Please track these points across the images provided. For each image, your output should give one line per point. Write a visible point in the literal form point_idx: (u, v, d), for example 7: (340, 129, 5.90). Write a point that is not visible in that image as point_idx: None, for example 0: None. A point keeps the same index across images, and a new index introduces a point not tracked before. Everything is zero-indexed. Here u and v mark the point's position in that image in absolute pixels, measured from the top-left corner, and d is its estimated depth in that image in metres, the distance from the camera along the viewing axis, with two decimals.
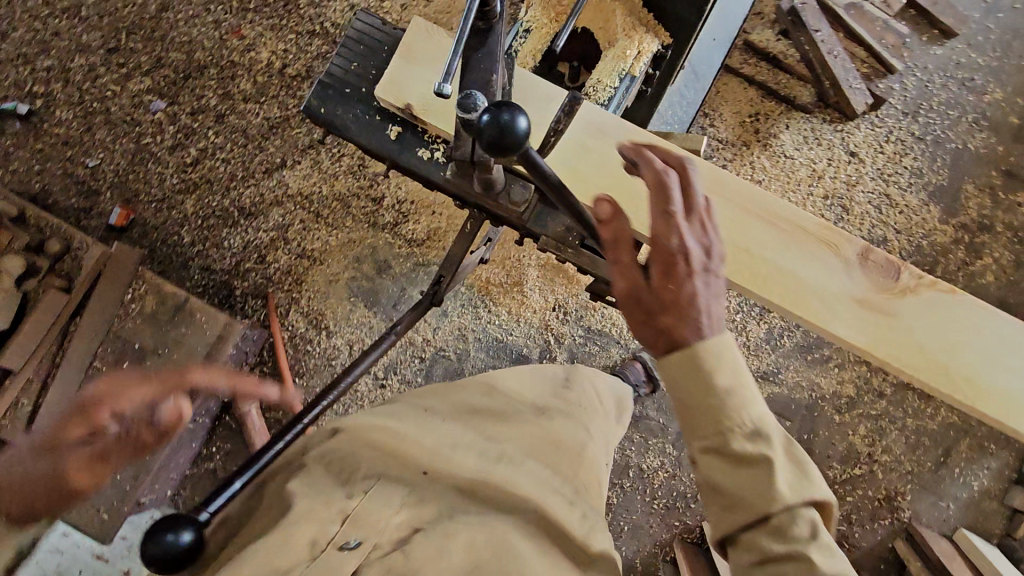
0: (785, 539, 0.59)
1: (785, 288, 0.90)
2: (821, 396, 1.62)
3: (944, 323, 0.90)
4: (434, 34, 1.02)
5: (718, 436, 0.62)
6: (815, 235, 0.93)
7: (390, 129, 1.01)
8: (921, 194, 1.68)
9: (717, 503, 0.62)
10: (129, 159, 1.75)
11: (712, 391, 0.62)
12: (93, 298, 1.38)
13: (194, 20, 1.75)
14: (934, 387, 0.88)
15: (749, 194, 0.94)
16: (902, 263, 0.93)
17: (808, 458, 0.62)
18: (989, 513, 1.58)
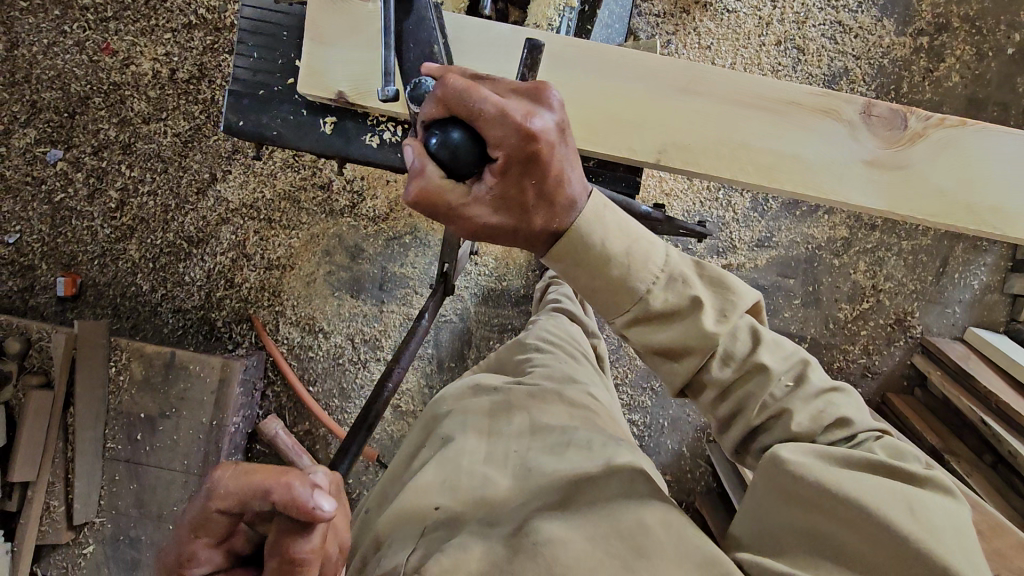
0: (734, 363, 0.69)
1: (791, 169, 1.02)
2: (818, 246, 1.63)
3: (956, 160, 1.04)
4: (338, 1, 0.95)
5: (638, 305, 0.67)
6: (817, 108, 1.04)
7: (326, 122, 1.00)
8: (872, 11, 1.60)
9: (661, 356, 0.70)
10: (50, 223, 1.59)
11: (615, 260, 0.66)
12: (78, 385, 1.31)
13: (53, 48, 1.53)
14: (947, 221, 1.03)
15: (741, 84, 1.03)
16: (907, 110, 1.04)
17: (722, 272, 0.70)
18: (993, 305, 1.64)
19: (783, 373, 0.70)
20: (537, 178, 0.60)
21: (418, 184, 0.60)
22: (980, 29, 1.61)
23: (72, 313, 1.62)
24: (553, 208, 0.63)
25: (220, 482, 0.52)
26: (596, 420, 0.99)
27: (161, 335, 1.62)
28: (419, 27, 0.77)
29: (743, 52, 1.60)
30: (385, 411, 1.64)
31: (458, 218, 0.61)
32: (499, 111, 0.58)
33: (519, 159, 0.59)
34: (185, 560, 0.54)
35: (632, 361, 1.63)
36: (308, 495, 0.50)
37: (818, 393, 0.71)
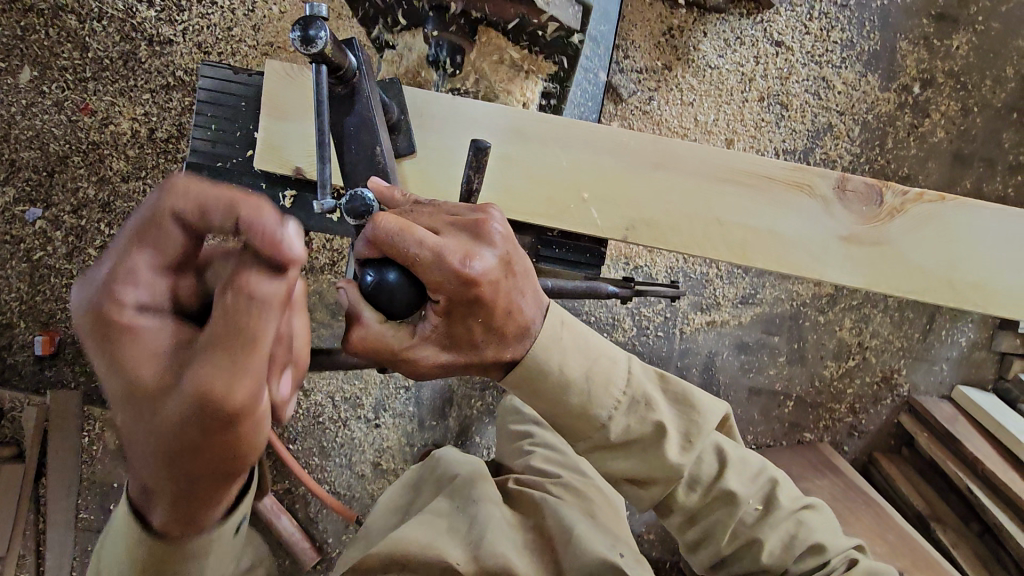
0: (699, 486, 0.78)
1: (764, 245, 1.01)
2: (802, 302, 1.61)
3: (932, 236, 1.03)
4: (295, 79, 0.97)
5: (599, 432, 0.72)
6: (789, 183, 1.03)
7: (284, 196, 0.99)
8: (856, 67, 1.59)
9: (631, 483, 0.77)
10: (29, 281, 1.58)
11: (575, 386, 0.68)
12: (51, 456, 1.30)
13: (31, 108, 1.52)
14: (924, 296, 1.03)
15: (712, 160, 1.02)
16: (883, 185, 1.04)
17: (690, 389, 0.78)
18: (981, 362, 1.62)
19: (749, 496, 0.79)
20: (480, 317, 0.60)
21: (355, 334, 0.58)
22: (966, 84, 1.60)
23: (50, 371, 1.61)
24: (505, 338, 0.63)
25: (183, 183, 0.48)
26: (596, 513, 0.98)
27: None
28: (362, 132, 0.76)
29: (725, 108, 1.59)
30: (366, 469, 1.63)
31: (403, 359, 0.60)
32: (435, 255, 0.56)
33: (461, 301, 0.58)
34: (118, 272, 0.47)
35: None
36: (273, 220, 0.44)
37: (788, 516, 0.81)
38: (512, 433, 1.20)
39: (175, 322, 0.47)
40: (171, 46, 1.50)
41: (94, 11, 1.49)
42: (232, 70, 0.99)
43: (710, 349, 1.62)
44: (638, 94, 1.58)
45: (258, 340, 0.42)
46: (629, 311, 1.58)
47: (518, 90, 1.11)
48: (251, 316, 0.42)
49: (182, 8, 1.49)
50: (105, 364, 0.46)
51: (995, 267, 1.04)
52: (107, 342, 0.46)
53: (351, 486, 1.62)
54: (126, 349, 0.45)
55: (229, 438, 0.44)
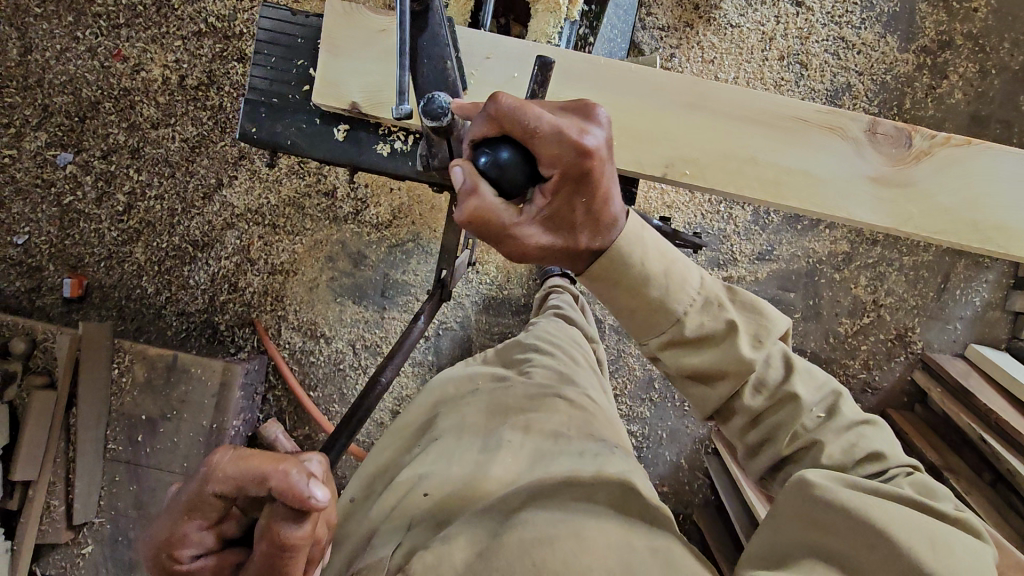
0: (766, 392, 0.74)
1: (796, 184, 1.01)
2: (819, 260, 1.63)
3: (961, 178, 1.02)
4: (354, 16, 0.97)
5: (674, 325, 0.70)
6: (820, 124, 1.02)
7: (338, 130, 0.99)
8: (876, 27, 1.61)
9: (696, 382, 0.74)
10: (58, 225, 1.61)
11: (654, 280, 0.68)
12: (81, 386, 1.33)
13: (65, 53, 1.55)
14: (955, 240, 1.01)
15: (747, 101, 1.01)
16: (913, 129, 1.03)
17: (757, 299, 0.74)
18: (994, 322, 1.64)
19: (814, 404, 0.74)
20: (587, 197, 0.61)
21: (473, 202, 0.59)
22: (984, 47, 1.62)
23: (78, 315, 1.64)
24: (602, 228, 0.64)
25: (221, 467, 0.54)
26: (593, 423, 0.97)
27: (164, 338, 1.64)
28: (433, 42, 0.76)
29: (745, 66, 1.62)
30: (384, 416, 1.65)
31: (508, 240, 0.61)
32: (553, 128, 0.58)
33: (571, 177, 0.59)
34: (177, 538, 0.57)
35: (632, 373, 1.64)
36: (303, 482, 0.52)
37: (849, 426, 0.74)
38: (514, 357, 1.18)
39: (218, 553, 0.58)
40: None
41: None
42: (289, 11, 1.00)
43: None
44: (660, 50, 1.61)
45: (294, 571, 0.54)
46: None
47: None
48: (287, 557, 0.53)
49: None
50: None
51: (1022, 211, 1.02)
52: None
53: (370, 433, 1.65)
54: None
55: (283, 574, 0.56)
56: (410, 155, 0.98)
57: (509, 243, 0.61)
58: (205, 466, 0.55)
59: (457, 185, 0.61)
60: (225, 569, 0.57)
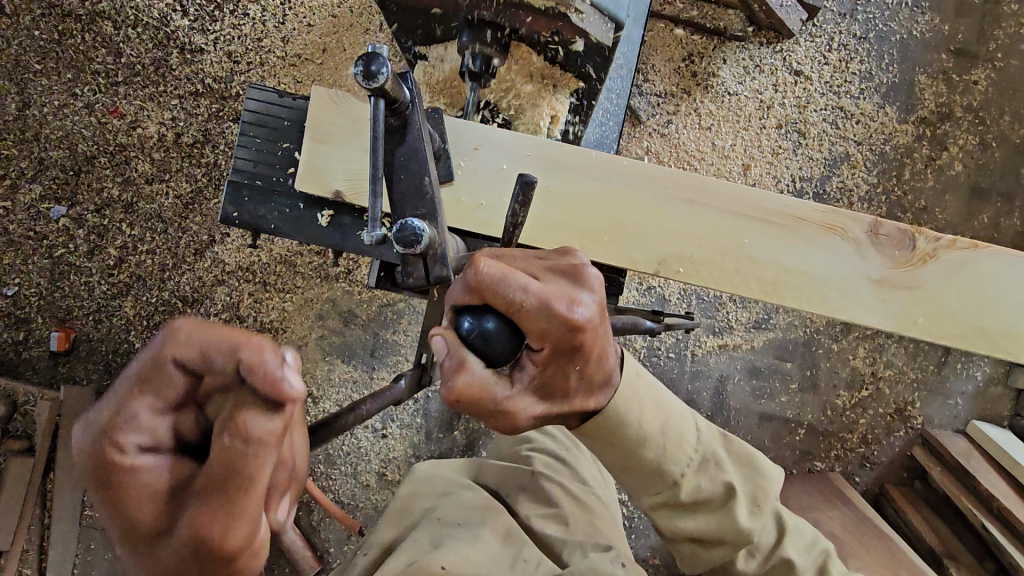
0: (759, 558, 0.83)
1: (796, 286, 0.96)
2: (816, 330, 1.61)
3: (967, 283, 0.97)
4: (342, 104, 0.96)
5: (672, 492, 0.75)
6: (822, 223, 0.97)
7: (322, 215, 0.96)
8: (875, 98, 1.60)
9: (691, 542, 0.81)
10: (48, 278, 1.60)
11: (653, 445, 0.71)
12: (60, 450, 1.31)
13: (63, 109, 1.56)
14: (966, 344, 0.96)
15: (745, 197, 0.97)
16: (916, 229, 0.98)
17: (756, 454, 0.82)
18: (996, 398, 1.60)
19: (807, 568, 0.83)
20: (580, 363, 0.57)
21: (461, 386, 0.53)
22: (984, 119, 1.61)
23: (63, 368, 1.62)
24: (592, 383, 0.61)
25: (184, 330, 0.49)
26: (597, 519, 1.02)
27: None
28: (411, 158, 0.70)
29: (743, 133, 1.60)
30: (371, 479, 1.62)
31: (498, 415, 0.56)
32: (541, 302, 0.53)
33: (563, 350, 0.55)
34: (122, 416, 0.47)
35: None
36: (276, 363, 0.46)
37: None
38: (512, 437, 1.20)
39: (175, 455, 0.49)
40: (202, 54, 1.53)
41: (130, 18, 1.53)
42: (277, 93, 0.97)
43: (722, 373, 1.61)
44: (657, 116, 1.60)
45: (256, 475, 0.47)
46: (641, 331, 1.58)
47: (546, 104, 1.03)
48: (250, 456, 0.46)
49: (215, 18, 1.52)
50: (112, 510, 0.48)
51: None
52: (105, 489, 0.47)
53: (355, 496, 1.62)
54: (131, 485, 0.47)
55: (235, 512, 0.47)
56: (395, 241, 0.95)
57: (502, 419, 0.56)
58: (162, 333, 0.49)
59: (439, 359, 0.55)
60: (178, 478, 0.48)
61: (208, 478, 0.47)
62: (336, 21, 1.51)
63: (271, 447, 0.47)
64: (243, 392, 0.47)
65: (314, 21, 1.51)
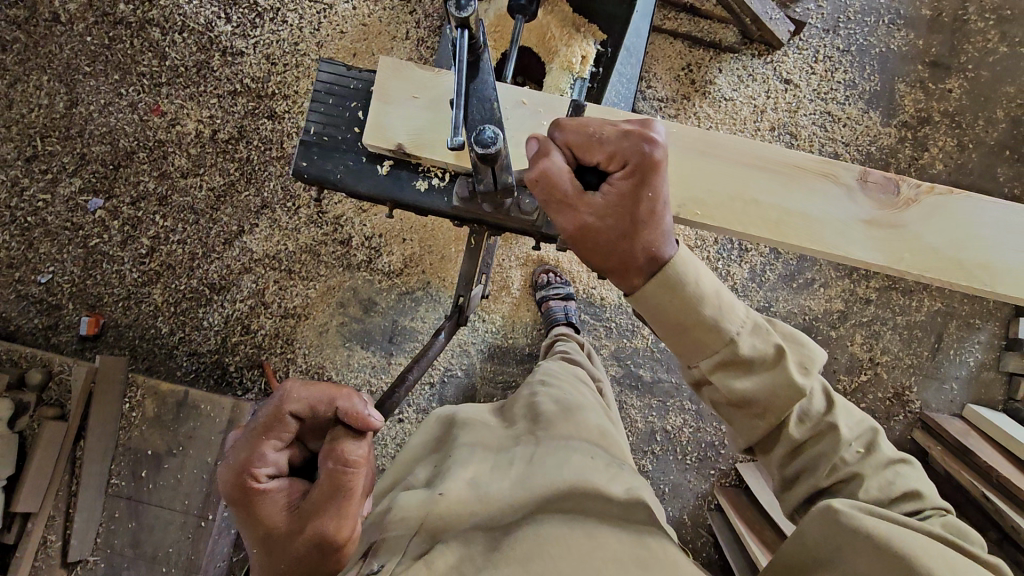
0: (810, 423, 0.79)
1: (797, 225, 1.04)
2: (815, 317, 1.69)
3: (946, 223, 1.05)
4: (403, 68, 1.01)
5: (726, 347, 0.74)
6: (815, 170, 1.07)
7: (381, 167, 1.01)
8: (859, 104, 1.74)
9: (737, 411, 0.77)
10: (82, 265, 1.68)
11: (709, 301, 0.74)
12: (91, 419, 1.35)
13: (108, 107, 1.67)
14: (959, 281, 1.03)
15: (746, 149, 1.07)
16: (899, 177, 1.07)
17: (797, 331, 0.79)
18: (989, 383, 1.68)
19: (853, 438, 0.80)
20: (646, 189, 0.73)
21: (546, 164, 0.74)
22: (960, 123, 1.74)
23: (90, 353, 1.67)
24: (656, 231, 0.73)
25: (296, 390, 0.68)
26: (602, 447, 0.98)
27: (173, 378, 1.67)
28: (483, 87, 0.81)
29: (739, 136, 1.74)
30: (386, 464, 1.65)
31: (575, 210, 0.73)
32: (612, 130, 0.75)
33: (632, 170, 0.73)
34: (256, 457, 0.65)
35: (634, 425, 1.65)
36: (363, 403, 0.67)
37: (887, 463, 0.80)
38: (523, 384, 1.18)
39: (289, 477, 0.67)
40: (242, 57, 1.65)
41: (177, 26, 1.66)
42: (345, 66, 1.04)
43: None
44: (659, 119, 1.73)
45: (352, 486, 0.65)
46: None
47: (578, 46, 1.21)
48: (348, 474, 0.64)
49: (255, 24, 1.65)
50: (244, 518, 0.65)
51: (1018, 255, 1.05)
52: (246, 507, 0.65)
53: None
54: (268, 504, 0.65)
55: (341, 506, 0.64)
56: (446, 191, 1.01)
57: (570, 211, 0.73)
58: (278, 393, 0.68)
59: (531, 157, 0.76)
60: (295, 493, 0.66)
61: (319, 495, 0.64)
62: (366, 30, 1.66)
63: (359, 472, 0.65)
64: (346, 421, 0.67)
65: (345, 30, 1.66)
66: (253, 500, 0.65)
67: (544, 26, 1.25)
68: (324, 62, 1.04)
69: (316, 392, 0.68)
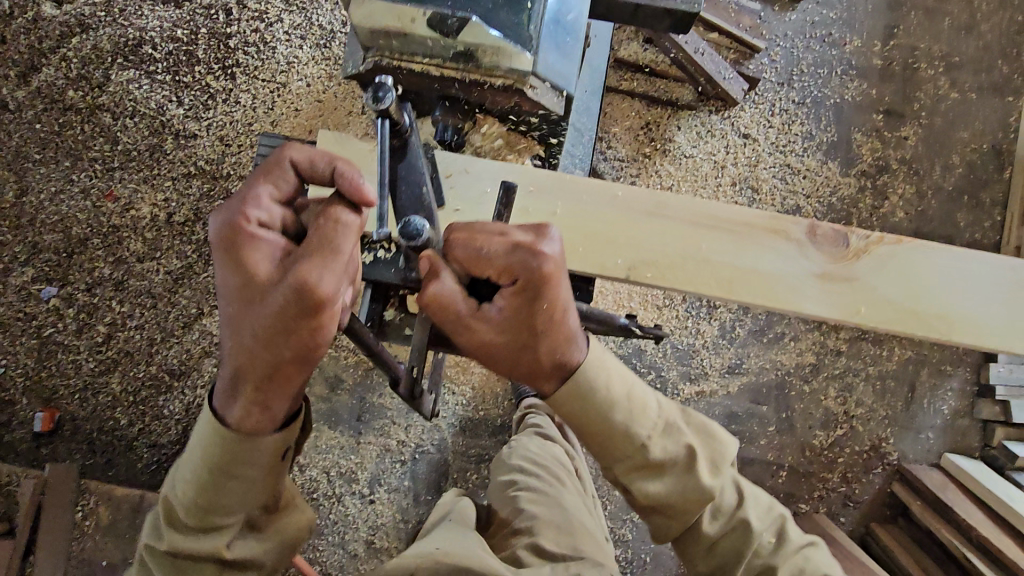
0: (720, 518, 0.92)
1: (751, 282, 1.04)
2: (787, 372, 1.67)
3: (899, 274, 1.05)
4: (343, 145, 1.05)
5: (641, 455, 0.87)
6: (766, 226, 1.06)
7: None
8: (818, 155, 1.76)
9: (650, 508, 0.91)
10: (37, 358, 1.63)
11: (621, 410, 0.86)
12: (41, 533, 1.29)
13: (59, 195, 1.64)
14: (909, 330, 1.05)
15: (697, 209, 1.06)
16: (849, 229, 1.07)
17: (713, 426, 0.94)
18: (965, 430, 1.67)
19: (764, 529, 0.92)
20: (538, 302, 0.77)
21: (438, 289, 0.77)
22: (918, 170, 1.76)
23: (47, 448, 1.62)
24: (554, 340, 0.80)
25: (296, 149, 0.79)
26: (579, 543, 1.04)
27: (134, 470, 1.61)
28: (411, 170, 0.86)
29: (701, 192, 1.73)
30: (359, 548, 1.60)
31: (471, 327, 0.79)
32: (504, 247, 0.76)
33: (523, 288, 0.76)
34: (252, 199, 0.75)
35: (612, 493, 1.62)
36: (354, 182, 0.73)
37: (798, 552, 0.92)
38: (500, 481, 1.22)
39: (285, 241, 0.75)
40: (195, 140, 1.63)
41: (127, 109, 1.64)
42: (287, 142, 1.08)
43: None
44: (620, 179, 1.73)
45: (341, 252, 0.70)
46: None
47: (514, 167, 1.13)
48: (332, 232, 0.70)
49: (208, 106, 1.63)
50: (231, 271, 0.74)
51: (965, 300, 1.06)
52: (235, 253, 0.73)
53: (344, 567, 1.59)
54: (253, 249, 0.73)
55: (315, 254, 0.69)
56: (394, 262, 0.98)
57: (465, 328, 0.79)
58: (279, 151, 0.79)
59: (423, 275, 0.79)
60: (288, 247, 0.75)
61: (305, 249, 0.70)
62: (320, 106, 1.64)
63: (351, 236, 0.71)
64: (342, 195, 0.74)
65: (300, 107, 1.64)
66: (242, 240, 0.73)
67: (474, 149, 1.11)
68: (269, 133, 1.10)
69: (310, 152, 0.79)
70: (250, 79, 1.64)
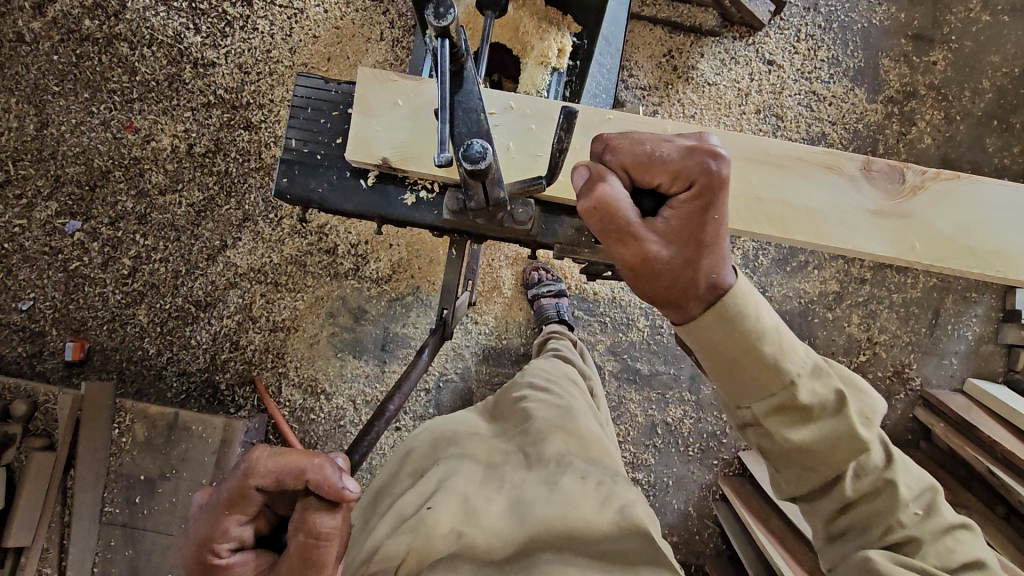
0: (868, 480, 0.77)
1: (803, 222, 0.99)
2: (810, 300, 1.67)
3: (954, 209, 1.01)
4: (385, 81, 0.98)
5: (788, 394, 0.72)
6: (818, 162, 1.01)
7: (365, 182, 0.99)
8: (844, 81, 1.72)
9: (799, 465, 0.75)
10: (63, 290, 1.64)
11: (770, 340, 0.70)
12: (81, 447, 1.37)
13: (80, 127, 1.63)
14: (967, 268, 0.99)
15: (752, 146, 1.01)
16: (904, 164, 1.02)
17: (855, 376, 0.78)
18: (988, 355, 1.67)
19: (911, 500, 0.78)
20: (711, 211, 0.64)
21: (603, 190, 0.62)
22: (946, 96, 1.72)
23: (78, 378, 1.64)
24: (716, 259, 0.66)
25: (260, 462, 0.61)
26: (592, 455, 0.95)
27: (164, 399, 1.64)
28: (469, 97, 0.77)
29: (725, 120, 1.71)
30: None
31: (636, 240, 0.63)
32: (677, 149, 0.65)
33: (696, 194, 0.64)
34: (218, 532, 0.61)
35: (635, 420, 1.64)
36: (338, 475, 0.61)
37: (944, 528, 0.78)
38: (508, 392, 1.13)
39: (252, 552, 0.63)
40: (214, 68, 1.62)
41: (145, 38, 1.62)
42: (324, 79, 1.00)
43: None
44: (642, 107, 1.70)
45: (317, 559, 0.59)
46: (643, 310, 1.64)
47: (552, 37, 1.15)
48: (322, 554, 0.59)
49: (225, 34, 1.62)
50: None
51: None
52: None
53: None
54: None
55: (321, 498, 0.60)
56: (436, 204, 0.99)
57: (629, 241, 0.63)
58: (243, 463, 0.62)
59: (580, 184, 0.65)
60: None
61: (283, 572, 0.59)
62: (338, 35, 1.63)
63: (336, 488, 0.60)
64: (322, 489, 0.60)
65: (318, 34, 1.63)
66: None
67: (515, 21, 1.16)
68: (303, 74, 1.00)
69: (282, 466, 0.60)
70: (267, 6, 1.62)
